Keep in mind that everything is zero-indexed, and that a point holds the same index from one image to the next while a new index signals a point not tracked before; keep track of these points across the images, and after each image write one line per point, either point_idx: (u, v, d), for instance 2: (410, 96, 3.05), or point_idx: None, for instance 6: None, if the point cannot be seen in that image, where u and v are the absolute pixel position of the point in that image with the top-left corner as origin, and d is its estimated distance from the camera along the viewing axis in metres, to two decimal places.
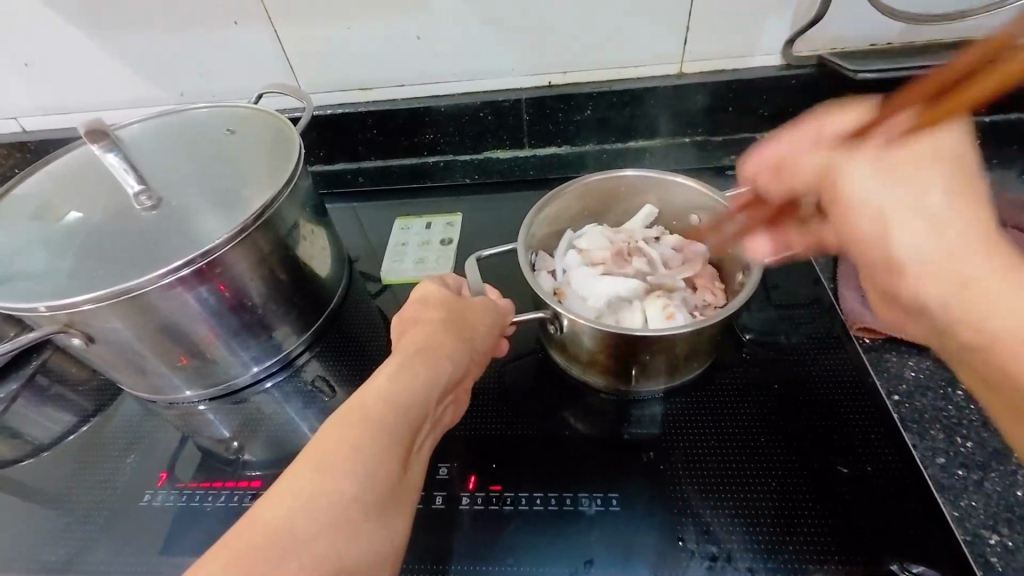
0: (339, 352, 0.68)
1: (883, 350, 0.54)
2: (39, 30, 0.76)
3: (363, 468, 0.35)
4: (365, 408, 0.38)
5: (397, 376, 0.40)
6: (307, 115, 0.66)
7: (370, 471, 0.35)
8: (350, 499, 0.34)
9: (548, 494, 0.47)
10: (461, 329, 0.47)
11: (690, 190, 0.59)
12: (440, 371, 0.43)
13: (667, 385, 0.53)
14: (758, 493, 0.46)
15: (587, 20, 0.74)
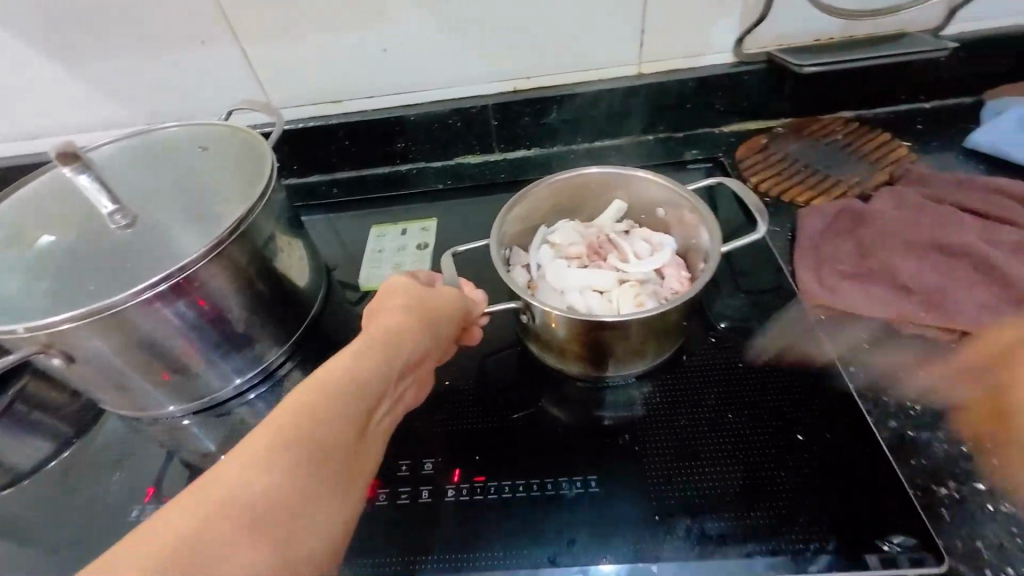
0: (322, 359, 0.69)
1: (837, 325, 0.57)
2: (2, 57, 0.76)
3: (325, 441, 0.36)
4: (334, 389, 0.39)
5: (359, 358, 0.42)
6: (278, 130, 0.68)
7: (328, 445, 0.36)
8: (313, 473, 0.34)
9: (531, 480, 0.49)
10: (426, 316, 0.49)
11: (653, 185, 0.60)
12: (399, 356, 0.44)
13: (638, 371, 0.56)
14: (727, 466, 0.48)
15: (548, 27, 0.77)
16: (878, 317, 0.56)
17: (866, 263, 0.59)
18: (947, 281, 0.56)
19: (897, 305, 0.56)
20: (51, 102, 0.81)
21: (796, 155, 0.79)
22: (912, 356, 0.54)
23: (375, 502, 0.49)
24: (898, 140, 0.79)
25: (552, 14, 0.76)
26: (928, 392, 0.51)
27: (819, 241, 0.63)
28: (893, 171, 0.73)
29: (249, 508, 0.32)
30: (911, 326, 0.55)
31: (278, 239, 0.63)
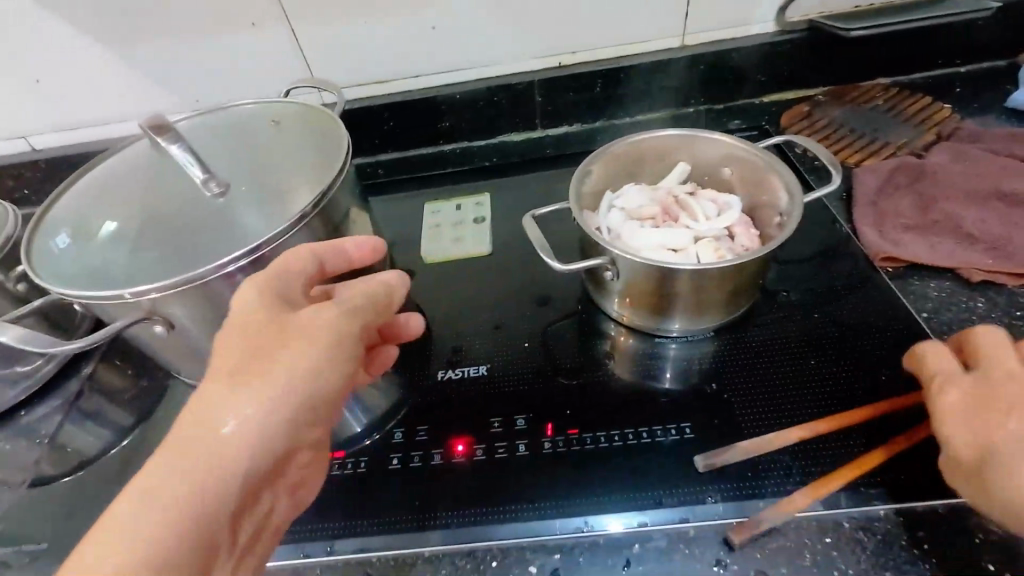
0: None
1: (905, 275, 0.59)
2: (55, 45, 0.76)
3: (198, 501, 0.35)
4: (260, 362, 0.39)
5: (262, 383, 0.39)
6: (340, 106, 0.68)
7: (214, 501, 0.35)
8: (208, 509, 0.35)
9: (624, 430, 0.51)
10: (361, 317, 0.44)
11: (721, 145, 0.63)
12: (321, 373, 0.41)
13: (716, 324, 0.57)
14: (819, 407, 0.49)
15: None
16: (945, 266, 0.58)
17: (929, 216, 0.61)
18: (1011, 229, 0.58)
19: (963, 254, 0.57)
20: (103, 89, 0.81)
21: (840, 121, 0.81)
22: (983, 302, 0.55)
23: (474, 457, 0.51)
24: (939, 103, 0.81)
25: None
26: (1003, 334, 0.52)
27: (878, 198, 0.65)
28: (939, 131, 0.74)
29: (171, 511, 0.34)
30: (981, 273, 0.56)
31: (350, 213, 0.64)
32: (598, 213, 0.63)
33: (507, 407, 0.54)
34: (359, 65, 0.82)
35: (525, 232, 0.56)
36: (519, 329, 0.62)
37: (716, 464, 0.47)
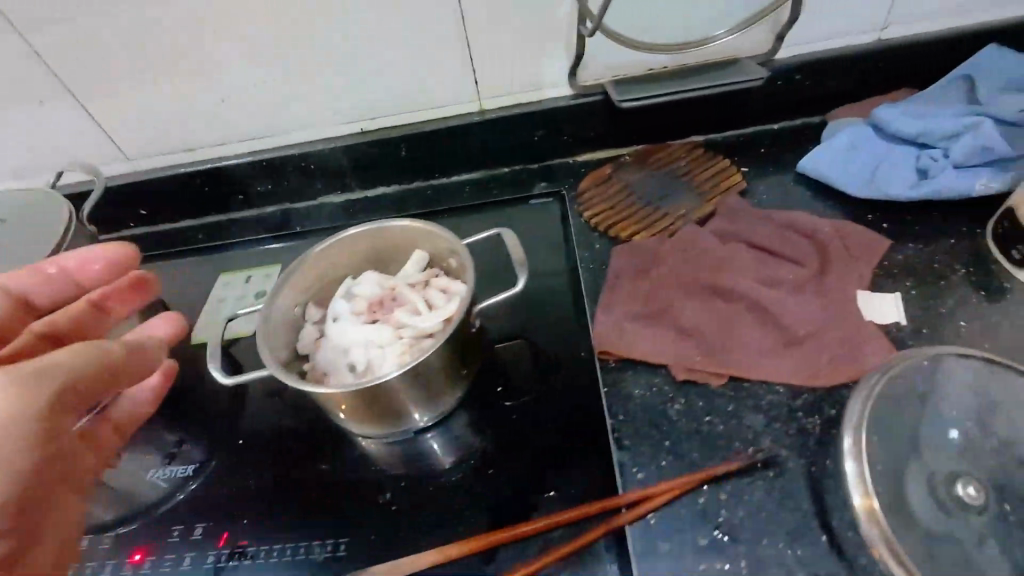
0: None
1: (619, 370, 0.58)
2: None
3: None
4: None
5: None
6: (98, 189, 0.69)
7: None
8: None
9: (286, 544, 0.52)
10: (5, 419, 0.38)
11: (445, 237, 0.60)
12: None
13: (417, 427, 0.58)
14: (473, 523, 0.51)
15: (382, 68, 0.77)
16: (656, 362, 0.57)
17: (654, 306, 0.59)
18: (723, 325, 0.56)
19: (673, 350, 0.56)
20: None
21: (635, 188, 0.79)
22: (680, 404, 0.54)
23: (140, 570, 0.53)
24: (735, 166, 0.79)
25: (383, 56, 0.76)
26: (684, 442, 0.51)
27: (619, 282, 0.63)
28: (719, 201, 0.73)
29: None
30: (684, 371, 0.55)
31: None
32: (327, 304, 0.62)
33: (192, 517, 0.55)
34: (158, 136, 0.82)
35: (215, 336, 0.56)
36: (243, 418, 0.62)
37: None
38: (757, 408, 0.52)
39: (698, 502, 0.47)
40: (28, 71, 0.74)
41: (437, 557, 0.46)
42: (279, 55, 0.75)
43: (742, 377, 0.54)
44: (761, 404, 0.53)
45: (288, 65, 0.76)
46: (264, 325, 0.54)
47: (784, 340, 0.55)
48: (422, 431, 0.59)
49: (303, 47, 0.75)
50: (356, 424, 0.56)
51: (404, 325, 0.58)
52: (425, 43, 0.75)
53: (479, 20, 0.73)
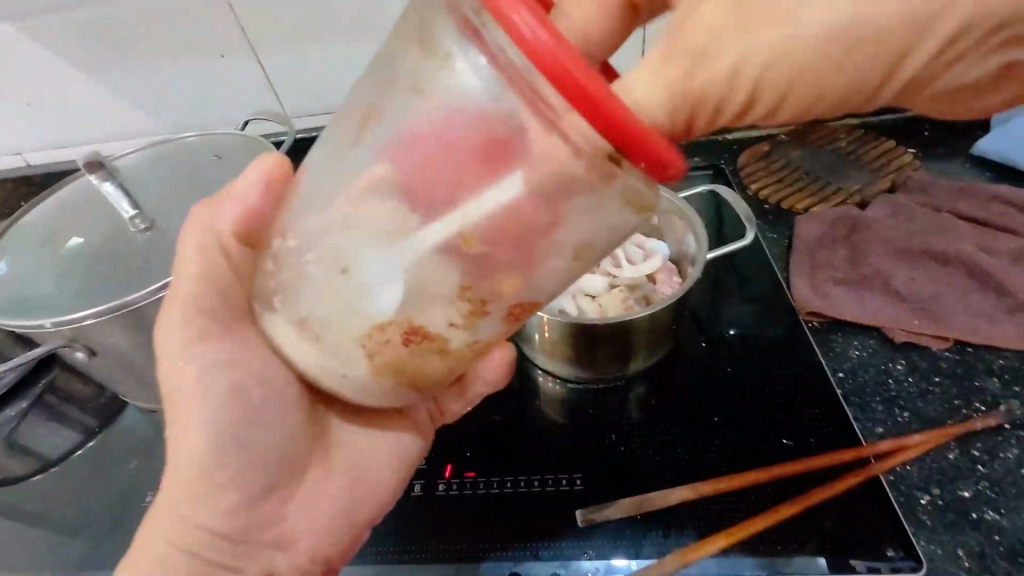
0: None
1: (829, 332, 0.57)
2: (21, 64, 0.73)
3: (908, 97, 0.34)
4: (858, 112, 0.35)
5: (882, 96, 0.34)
6: (290, 137, 0.70)
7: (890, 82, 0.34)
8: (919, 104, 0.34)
9: (518, 477, 0.51)
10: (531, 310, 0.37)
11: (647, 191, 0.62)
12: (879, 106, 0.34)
13: (626, 372, 0.57)
14: (710, 467, 0.49)
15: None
16: (867, 325, 0.56)
17: (863, 271, 0.59)
18: (941, 289, 0.56)
19: (890, 311, 0.56)
20: (57, 107, 0.78)
21: (800, 166, 0.78)
22: (904, 363, 0.54)
23: None
24: (902, 148, 0.78)
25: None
26: (921, 401, 0.51)
27: (814, 247, 0.62)
28: (896, 180, 0.72)
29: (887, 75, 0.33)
30: (904, 333, 0.54)
31: None
32: None
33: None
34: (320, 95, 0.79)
35: None
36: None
37: (595, 519, 0.47)
38: (989, 372, 0.52)
39: (950, 457, 0.46)
40: (210, 19, 0.70)
41: (690, 491, 0.48)
42: None
43: (968, 341, 0.54)
44: (992, 369, 0.52)
45: None
46: None
47: (1010, 308, 0.54)
48: (634, 380, 0.57)
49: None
50: (575, 365, 0.56)
51: (616, 273, 0.60)
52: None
53: None
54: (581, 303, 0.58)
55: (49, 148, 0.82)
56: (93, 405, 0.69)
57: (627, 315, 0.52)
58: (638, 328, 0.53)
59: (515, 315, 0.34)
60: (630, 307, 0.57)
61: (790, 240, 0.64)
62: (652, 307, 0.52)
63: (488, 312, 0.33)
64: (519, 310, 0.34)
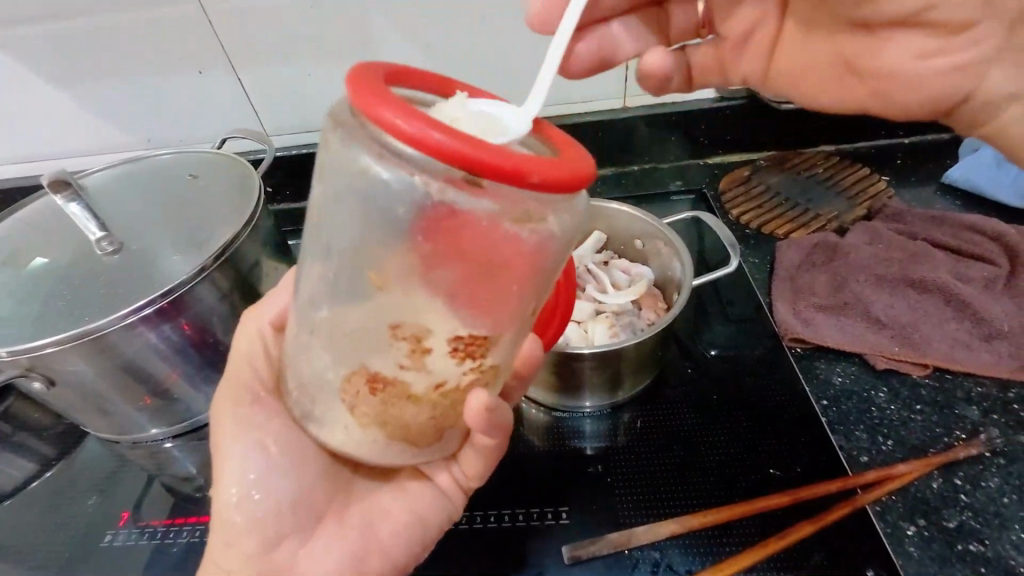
0: None
1: (813, 358, 0.57)
2: None
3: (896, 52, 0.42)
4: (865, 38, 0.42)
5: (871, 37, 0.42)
6: (270, 156, 0.68)
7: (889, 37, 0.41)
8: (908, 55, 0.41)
9: (502, 511, 0.50)
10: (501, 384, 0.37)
11: (631, 216, 0.62)
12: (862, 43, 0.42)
13: (612, 400, 0.56)
14: (697, 499, 0.48)
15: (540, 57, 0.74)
16: (849, 352, 0.56)
17: (843, 297, 0.59)
18: (919, 316, 0.57)
19: (871, 338, 0.56)
20: (25, 121, 0.75)
21: (779, 191, 0.79)
22: (885, 391, 0.54)
23: None
24: (877, 175, 0.80)
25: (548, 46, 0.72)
26: (904, 429, 0.51)
27: (796, 273, 0.63)
28: (872, 207, 0.74)
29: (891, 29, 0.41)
30: (884, 360, 0.55)
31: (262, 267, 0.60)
32: None
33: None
34: (302, 113, 0.78)
35: None
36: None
37: (581, 556, 0.46)
38: (968, 400, 0.52)
39: (934, 486, 0.47)
40: (191, 35, 0.69)
41: (677, 525, 0.46)
42: (446, 47, 0.73)
43: (946, 369, 0.54)
44: (970, 396, 0.53)
45: (454, 58, 0.74)
46: None
47: (986, 335, 0.55)
48: (618, 408, 0.56)
49: (463, 28, 0.72)
50: (561, 393, 0.55)
51: (601, 299, 0.59)
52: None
53: None
54: (566, 329, 0.57)
55: (15, 163, 0.79)
56: (52, 434, 0.65)
57: (612, 344, 0.51)
58: (626, 355, 0.52)
59: (456, 348, 0.34)
60: (615, 333, 0.56)
61: (772, 267, 0.64)
62: (638, 335, 0.51)
63: (431, 349, 0.34)
64: (460, 341, 0.34)
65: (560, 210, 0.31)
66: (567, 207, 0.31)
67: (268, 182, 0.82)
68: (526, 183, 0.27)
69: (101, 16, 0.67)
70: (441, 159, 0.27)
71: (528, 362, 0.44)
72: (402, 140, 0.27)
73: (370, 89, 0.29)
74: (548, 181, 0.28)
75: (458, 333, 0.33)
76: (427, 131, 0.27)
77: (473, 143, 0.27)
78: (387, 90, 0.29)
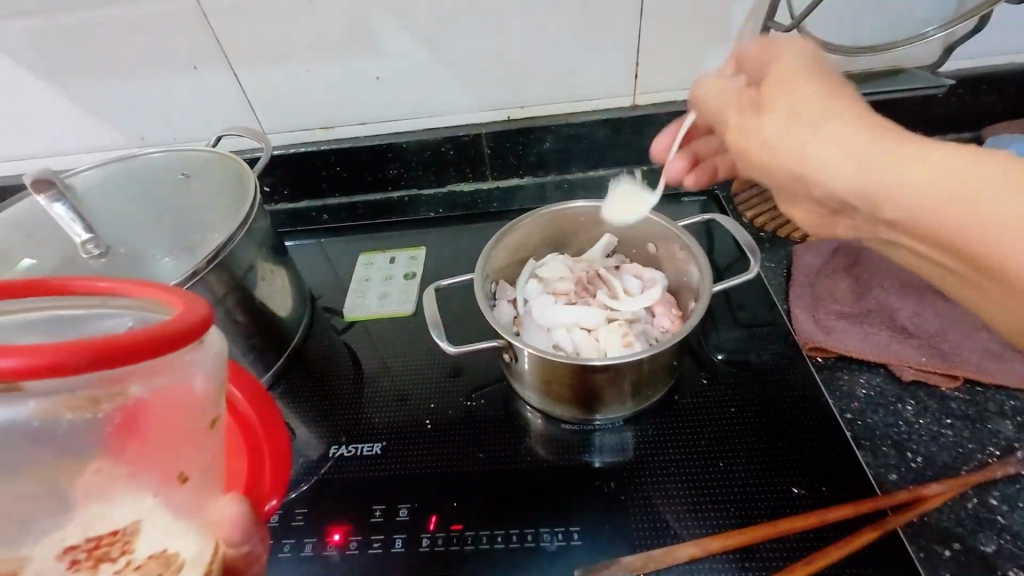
0: (299, 393, 0.61)
1: (835, 368, 0.55)
2: None
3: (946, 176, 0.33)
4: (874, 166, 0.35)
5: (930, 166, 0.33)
6: (266, 155, 0.65)
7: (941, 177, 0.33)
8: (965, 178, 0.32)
9: (510, 531, 0.47)
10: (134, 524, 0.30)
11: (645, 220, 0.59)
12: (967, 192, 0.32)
13: (626, 412, 0.53)
14: (718, 521, 0.45)
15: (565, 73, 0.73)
16: (873, 362, 0.54)
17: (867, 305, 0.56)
18: (947, 325, 0.54)
19: (897, 348, 0.53)
20: (13, 118, 0.72)
21: None
22: (913, 404, 0.51)
23: (346, 551, 0.47)
24: None
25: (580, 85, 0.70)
26: (935, 445, 0.48)
27: (815, 279, 0.60)
28: None
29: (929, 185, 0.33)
30: (911, 371, 0.52)
31: (258, 270, 0.57)
32: (516, 285, 0.60)
33: (395, 500, 0.50)
34: (299, 110, 0.75)
35: (424, 306, 0.56)
36: (408, 399, 0.58)
37: None
38: (1001, 414, 0.50)
39: (969, 507, 0.44)
40: (183, 29, 0.66)
41: (697, 549, 0.44)
42: (448, 42, 0.70)
43: (977, 381, 0.52)
44: (1003, 409, 0.50)
45: (456, 54, 0.71)
46: (483, 296, 0.52)
47: None
48: (630, 421, 0.53)
49: (465, 23, 0.69)
50: (570, 407, 0.53)
51: (613, 307, 0.56)
52: (601, 29, 0.70)
53: (661, 21, 0.70)
54: (577, 338, 0.54)
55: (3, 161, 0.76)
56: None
57: (627, 356, 0.48)
58: (640, 370, 0.49)
59: (73, 560, 0.28)
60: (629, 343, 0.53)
61: (791, 273, 0.62)
62: (655, 346, 0.49)
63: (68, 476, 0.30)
64: (78, 550, 0.28)
65: (185, 366, 0.28)
66: (200, 352, 0.29)
67: (265, 182, 0.80)
68: (78, 371, 0.23)
69: (90, 9, 0.64)
70: (44, 376, 0.23)
71: (233, 533, 0.30)
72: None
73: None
74: (147, 342, 0.25)
75: (86, 535, 0.28)
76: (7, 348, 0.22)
77: (73, 342, 0.23)
78: None
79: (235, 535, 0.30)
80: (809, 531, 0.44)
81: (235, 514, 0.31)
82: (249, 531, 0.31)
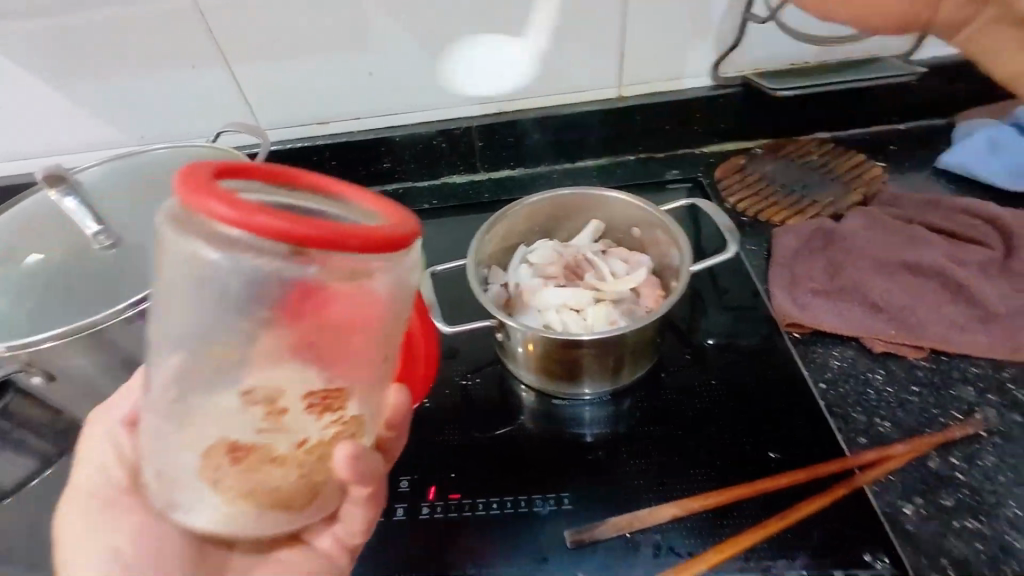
0: None
1: (810, 343, 0.58)
2: None
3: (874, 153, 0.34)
4: None
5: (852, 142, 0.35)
6: (265, 150, 0.68)
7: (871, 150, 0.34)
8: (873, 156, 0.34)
9: (505, 498, 0.50)
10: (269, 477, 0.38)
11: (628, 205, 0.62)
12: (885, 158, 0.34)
13: (613, 387, 0.56)
14: (699, 484, 0.49)
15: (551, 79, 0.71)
16: (845, 336, 0.57)
17: (840, 281, 0.60)
18: (915, 299, 0.57)
19: (867, 322, 0.57)
20: (14, 116, 0.74)
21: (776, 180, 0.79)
22: (882, 374, 0.54)
23: None
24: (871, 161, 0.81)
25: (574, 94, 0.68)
26: (901, 411, 0.51)
27: (793, 259, 0.63)
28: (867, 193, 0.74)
29: None
30: (881, 343, 0.55)
31: None
32: (507, 270, 0.64)
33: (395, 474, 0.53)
34: (296, 106, 0.77)
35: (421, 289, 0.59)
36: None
37: (584, 540, 0.47)
38: (963, 381, 0.53)
39: (930, 466, 0.47)
40: (184, 28, 0.69)
41: (677, 509, 0.47)
42: (439, 36, 0.73)
43: (942, 351, 0.55)
44: (967, 377, 0.53)
45: (448, 49, 0.74)
46: (474, 278, 0.55)
47: (982, 317, 0.55)
48: (618, 395, 0.56)
49: (457, 18, 0.71)
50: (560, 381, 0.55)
51: (599, 287, 0.59)
52: (588, 24, 0.73)
53: (644, 13, 0.72)
54: (564, 318, 0.57)
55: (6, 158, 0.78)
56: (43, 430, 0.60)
57: (611, 331, 0.51)
58: (625, 344, 0.52)
59: (313, 402, 0.33)
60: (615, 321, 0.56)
61: (771, 257, 0.65)
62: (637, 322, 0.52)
63: (288, 408, 0.32)
64: (315, 396, 0.33)
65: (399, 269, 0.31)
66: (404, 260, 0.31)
67: None
68: (349, 250, 0.27)
69: (91, 10, 0.66)
70: (288, 242, 0.26)
71: (398, 413, 0.42)
72: (269, 239, 0.26)
73: (197, 173, 0.27)
74: (376, 241, 0.27)
75: (313, 389, 0.32)
76: (255, 211, 0.26)
77: (353, 229, 0.27)
78: (211, 180, 0.27)
79: (396, 418, 0.42)
80: (782, 491, 0.47)
81: (401, 401, 0.42)
82: (404, 417, 0.43)
